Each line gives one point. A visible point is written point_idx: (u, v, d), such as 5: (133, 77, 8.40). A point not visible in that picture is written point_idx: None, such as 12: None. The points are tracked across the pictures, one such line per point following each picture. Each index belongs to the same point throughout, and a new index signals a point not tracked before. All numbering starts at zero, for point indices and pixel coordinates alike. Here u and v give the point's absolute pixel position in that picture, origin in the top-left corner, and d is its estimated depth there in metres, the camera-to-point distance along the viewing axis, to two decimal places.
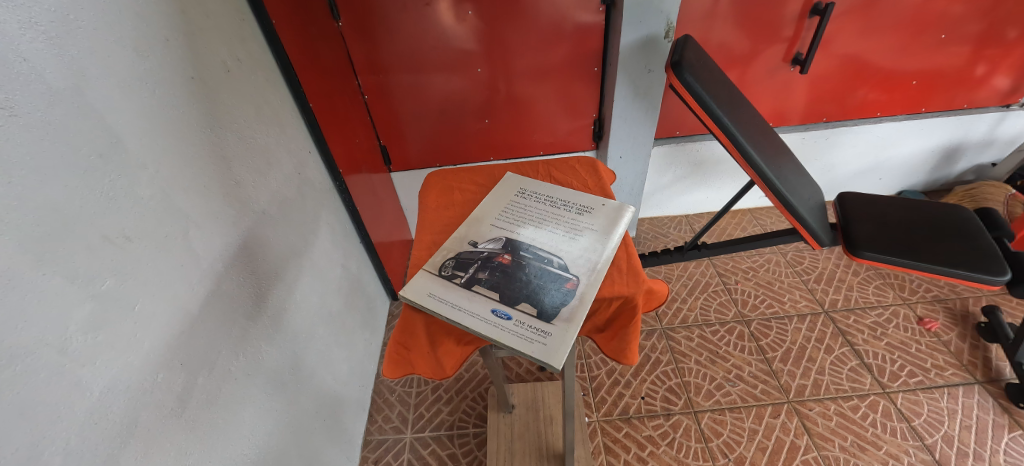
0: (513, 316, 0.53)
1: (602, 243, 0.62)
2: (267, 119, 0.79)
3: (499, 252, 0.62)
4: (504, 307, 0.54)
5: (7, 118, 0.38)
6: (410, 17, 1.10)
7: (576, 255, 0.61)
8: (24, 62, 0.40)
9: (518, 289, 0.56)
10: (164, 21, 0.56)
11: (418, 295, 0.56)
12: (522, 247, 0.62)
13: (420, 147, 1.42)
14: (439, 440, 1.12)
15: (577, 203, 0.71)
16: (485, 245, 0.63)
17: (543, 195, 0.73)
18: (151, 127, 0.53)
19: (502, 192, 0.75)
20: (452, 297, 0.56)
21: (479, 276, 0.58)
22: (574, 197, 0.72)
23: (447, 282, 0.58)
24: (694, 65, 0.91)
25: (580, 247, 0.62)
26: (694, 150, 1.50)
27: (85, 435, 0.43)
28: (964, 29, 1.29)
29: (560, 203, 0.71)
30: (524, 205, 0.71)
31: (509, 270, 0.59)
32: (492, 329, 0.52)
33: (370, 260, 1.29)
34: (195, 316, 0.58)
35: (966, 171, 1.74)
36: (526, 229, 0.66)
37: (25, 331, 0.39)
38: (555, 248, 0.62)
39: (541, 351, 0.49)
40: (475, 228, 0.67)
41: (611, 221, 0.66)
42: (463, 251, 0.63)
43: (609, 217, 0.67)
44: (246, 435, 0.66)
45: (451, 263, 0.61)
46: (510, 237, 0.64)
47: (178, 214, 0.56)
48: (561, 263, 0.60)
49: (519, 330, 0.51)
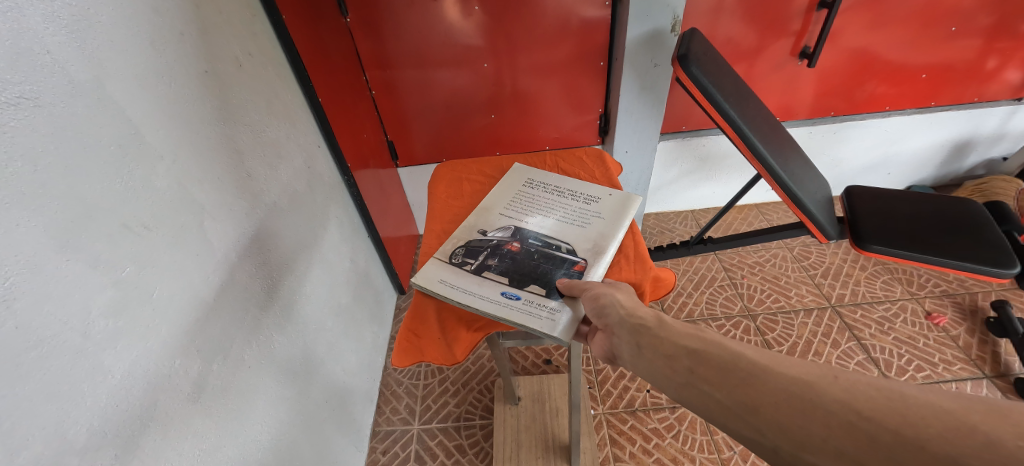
0: (522, 296, 0.54)
1: (610, 230, 0.63)
2: (278, 113, 0.81)
3: (509, 240, 0.63)
4: (514, 289, 0.55)
5: (32, 108, 0.40)
6: (417, 13, 1.11)
7: (584, 241, 0.62)
8: (47, 55, 0.41)
9: (528, 274, 0.57)
10: (178, 15, 0.57)
11: (429, 281, 0.58)
12: (531, 236, 0.63)
13: (427, 143, 1.43)
14: (446, 432, 1.13)
15: (584, 193, 0.71)
16: (494, 233, 0.64)
17: (551, 186, 0.74)
18: (167, 118, 0.54)
19: (509, 181, 0.76)
20: (461, 283, 0.57)
21: (489, 263, 0.59)
22: (583, 188, 0.73)
23: (457, 269, 0.59)
24: (700, 57, 0.91)
25: (587, 234, 0.63)
26: (699, 145, 1.51)
27: (107, 418, 0.44)
28: (974, 21, 1.28)
29: (568, 193, 0.72)
30: (533, 194, 0.72)
31: (518, 256, 0.60)
32: (502, 309, 0.53)
33: (378, 254, 1.30)
34: (210, 305, 0.59)
35: (978, 165, 1.71)
36: (534, 218, 0.67)
37: (51, 315, 0.40)
38: (563, 235, 0.63)
39: (550, 326, 0.51)
40: (484, 217, 0.68)
41: (620, 211, 0.67)
42: (472, 240, 0.64)
43: (616, 206, 0.68)
44: (259, 422, 0.68)
45: (461, 251, 0.62)
46: (519, 225, 0.65)
47: (194, 204, 0.57)
48: (569, 248, 0.61)
49: (528, 308, 0.53)
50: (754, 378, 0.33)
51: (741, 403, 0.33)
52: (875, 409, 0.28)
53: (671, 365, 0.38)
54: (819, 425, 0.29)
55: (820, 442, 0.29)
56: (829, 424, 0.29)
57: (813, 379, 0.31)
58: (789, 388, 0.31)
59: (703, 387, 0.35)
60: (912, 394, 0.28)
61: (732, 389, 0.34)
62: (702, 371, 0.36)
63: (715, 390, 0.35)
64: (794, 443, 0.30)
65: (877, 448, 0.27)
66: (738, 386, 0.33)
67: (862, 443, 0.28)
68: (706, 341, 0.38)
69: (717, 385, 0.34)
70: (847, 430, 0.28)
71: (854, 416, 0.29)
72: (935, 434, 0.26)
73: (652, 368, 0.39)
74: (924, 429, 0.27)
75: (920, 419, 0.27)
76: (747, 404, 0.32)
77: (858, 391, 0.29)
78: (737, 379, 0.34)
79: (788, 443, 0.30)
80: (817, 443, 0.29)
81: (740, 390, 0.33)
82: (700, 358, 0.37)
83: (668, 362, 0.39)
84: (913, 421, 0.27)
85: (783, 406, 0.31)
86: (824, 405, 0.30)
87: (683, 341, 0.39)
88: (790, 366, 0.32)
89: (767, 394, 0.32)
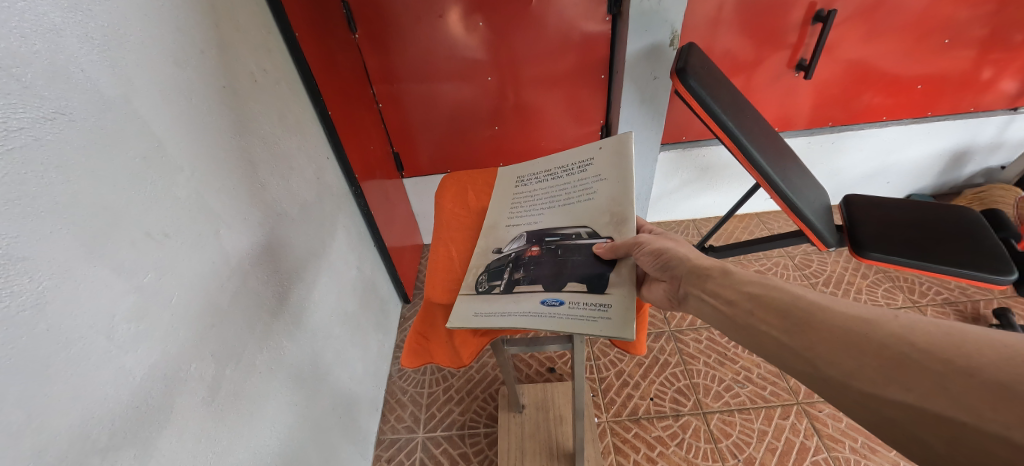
0: (566, 300, 0.54)
1: (618, 192, 0.61)
2: (290, 126, 0.83)
3: (526, 247, 0.63)
4: (553, 295, 0.55)
5: (65, 122, 0.42)
6: (423, 29, 1.16)
7: (600, 217, 0.60)
8: (81, 72, 0.44)
9: (558, 274, 0.57)
10: (200, 34, 0.60)
11: (467, 320, 0.58)
12: (545, 233, 0.63)
13: (431, 154, 1.46)
14: (451, 440, 1.14)
15: (575, 162, 0.68)
16: (510, 247, 0.65)
17: (541, 174, 0.72)
18: (188, 132, 0.56)
19: (504, 192, 0.75)
20: (499, 308, 0.57)
21: (516, 277, 0.60)
22: (570, 157, 0.69)
23: (488, 297, 0.60)
24: (698, 71, 0.93)
25: (599, 207, 0.61)
26: (700, 155, 1.53)
27: (126, 418, 0.46)
28: (968, 33, 1.31)
29: (560, 172, 0.69)
30: (531, 193, 0.71)
31: (542, 260, 0.60)
32: (552, 320, 0.52)
33: (385, 264, 1.32)
34: (224, 311, 0.61)
35: (977, 174, 1.72)
36: (543, 216, 0.66)
37: (77, 318, 0.42)
38: (577, 220, 0.62)
39: (607, 325, 0.50)
40: (495, 235, 0.70)
41: (618, 161, 0.63)
42: (491, 262, 0.65)
43: (613, 157, 0.64)
44: (268, 427, 0.69)
45: (485, 277, 0.63)
46: (531, 229, 0.66)
47: (211, 213, 0.59)
48: (589, 231, 0.60)
49: (578, 312, 0.52)
50: (815, 319, 0.40)
51: (799, 339, 0.40)
52: (930, 343, 0.34)
53: (734, 309, 0.46)
54: (872, 357, 0.36)
55: (871, 371, 0.36)
56: (880, 356, 0.36)
57: (873, 318, 0.38)
58: (848, 325, 0.38)
59: (766, 329, 0.43)
60: (970, 330, 0.34)
61: (792, 330, 0.41)
62: (763, 314, 0.44)
63: (775, 330, 0.43)
64: (845, 373, 0.37)
65: (927, 375, 0.33)
66: (799, 327, 0.41)
67: (913, 373, 0.34)
68: (770, 290, 0.45)
69: (779, 326, 0.42)
70: (900, 361, 0.35)
71: (909, 348, 0.35)
72: (986, 363, 0.32)
73: (718, 311, 0.48)
74: (979, 360, 0.32)
75: (976, 351, 0.33)
76: (805, 341, 0.40)
77: (917, 328, 0.35)
78: (799, 321, 0.41)
79: (840, 373, 0.37)
80: (866, 372, 0.36)
81: (802, 328, 0.41)
82: (764, 303, 0.45)
83: (732, 305, 0.47)
84: (968, 354, 0.33)
85: (839, 343, 0.38)
86: (879, 340, 0.36)
87: (748, 288, 0.47)
88: (854, 310, 0.39)
89: (826, 331, 0.39)
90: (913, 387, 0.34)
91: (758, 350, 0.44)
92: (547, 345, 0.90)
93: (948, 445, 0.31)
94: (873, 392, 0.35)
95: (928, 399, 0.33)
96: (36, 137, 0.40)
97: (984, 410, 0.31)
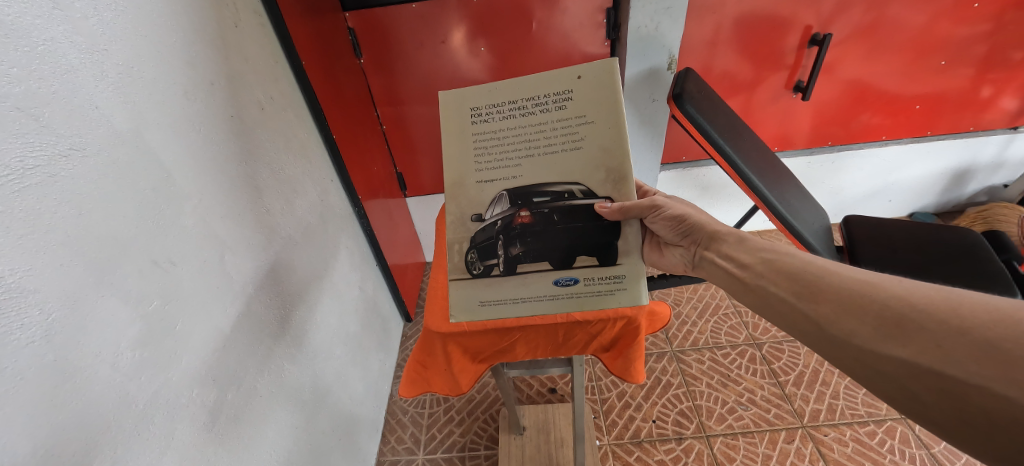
0: (579, 277, 0.56)
1: (612, 141, 0.54)
2: (295, 151, 0.85)
3: (514, 211, 0.56)
4: (564, 272, 0.57)
5: (79, 159, 0.44)
6: (427, 52, 1.19)
7: (595, 174, 0.55)
8: (96, 110, 0.46)
9: (562, 247, 0.57)
10: (210, 67, 0.63)
11: (473, 309, 0.58)
12: (532, 191, 0.55)
13: (433, 174, 1.48)
14: (451, 463, 1.13)
15: (546, 93, 0.55)
16: (492, 213, 0.56)
17: (506, 105, 0.56)
18: (196, 162, 0.58)
19: (454, 130, 0.57)
20: (508, 293, 0.57)
21: (515, 253, 0.57)
22: (541, 86, 0.55)
23: (489, 280, 0.58)
24: (695, 95, 0.95)
25: (592, 159, 0.55)
26: (700, 175, 1.55)
27: (127, 445, 0.46)
28: (964, 54, 1.33)
29: (529, 104, 0.55)
30: (496, 133, 0.56)
31: (539, 229, 0.57)
32: (571, 300, 0.57)
33: (387, 283, 1.33)
34: (227, 335, 0.62)
35: (979, 192, 1.72)
36: (524, 169, 0.56)
37: (83, 348, 0.43)
38: (566, 175, 0.55)
39: (625, 295, 0.56)
40: (464, 196, 0.57)
41: (609, 100, 0.54)
42: (476, 234, 0.57)
43: (596, 90, 0.54)
44: (268, 451, 0.69)
45: (476, 255, 0.57)
46: (510, 186, 0.56)
47: (216, 239, 0.61)
48: (584, 188, 0.55)
49: (593, 288, 0.56)
50: (823, 283, 0.45)
51: (806, 301, 0.45)
52: (928, 305, 0.38)
53: (749, 271, 0.51)
54: (871, 317, 0.40)
55: (870, 329, 0.40)
56: (880, 316, 0.40)
57: (876, 282, 0.42)
58: (854, 287, 0.42)
59: (777, 291, 0.48)
60: (966, 294, 0.37)
61: (800, 292, 0.46)
62: (775, 277, 0.49)
63: (785, 291, 0.47)
64: (845, 331, 0.41)
65: (922, 333, 0.37)
66: (807, 290, 0.45)
67: (908, 330, 0.38)
68: (783, 256, 0.50)
69: (788, 288, 0.47)
70: (898, 318, 0.39)
71: (908, 309, 0.39)
72: (978, 323, 0.35)
73: (733, 273, 0.53)
74: (972, 321, 0.36)
75: (970, 312, 0.36)
76: (812, 301, 0.44)
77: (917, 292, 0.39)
78: (808, 283, 0.46)
79: (841, 331, 0.41)
80: (865, 330, 0.40)
81: (810, 291, 0.45)
82: (777, 267, 0.49)
83: (748, 265, 0.52)
84: (962, 315, 0.36)
85: (843, 303, 0.42)
86: (881, 302, 0.40)
87: (762, 252, 0.52)
88: (860, 275, 0.43)
89: (832, 293, 0.43)
90: (910, 344, 0.37)
91: (766, 308, 0.49)
92: (548, 368, 0.90)
93: (935, 395, 0.36)
94: (872, 348, 0.39)
95: (920, 356, 0.37)
96: (51, 175, 0.42)
97: (970, 364, 0.34)
